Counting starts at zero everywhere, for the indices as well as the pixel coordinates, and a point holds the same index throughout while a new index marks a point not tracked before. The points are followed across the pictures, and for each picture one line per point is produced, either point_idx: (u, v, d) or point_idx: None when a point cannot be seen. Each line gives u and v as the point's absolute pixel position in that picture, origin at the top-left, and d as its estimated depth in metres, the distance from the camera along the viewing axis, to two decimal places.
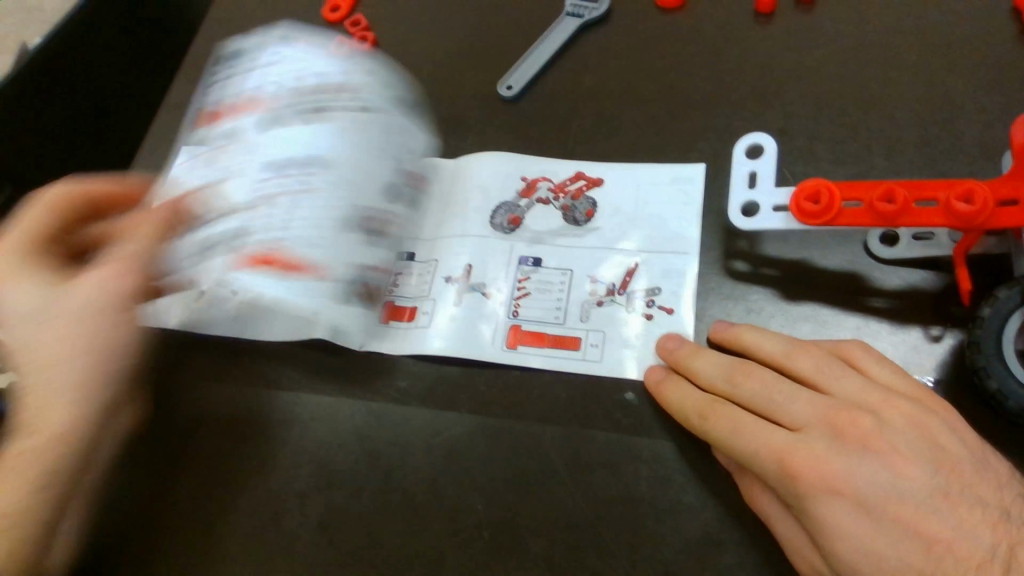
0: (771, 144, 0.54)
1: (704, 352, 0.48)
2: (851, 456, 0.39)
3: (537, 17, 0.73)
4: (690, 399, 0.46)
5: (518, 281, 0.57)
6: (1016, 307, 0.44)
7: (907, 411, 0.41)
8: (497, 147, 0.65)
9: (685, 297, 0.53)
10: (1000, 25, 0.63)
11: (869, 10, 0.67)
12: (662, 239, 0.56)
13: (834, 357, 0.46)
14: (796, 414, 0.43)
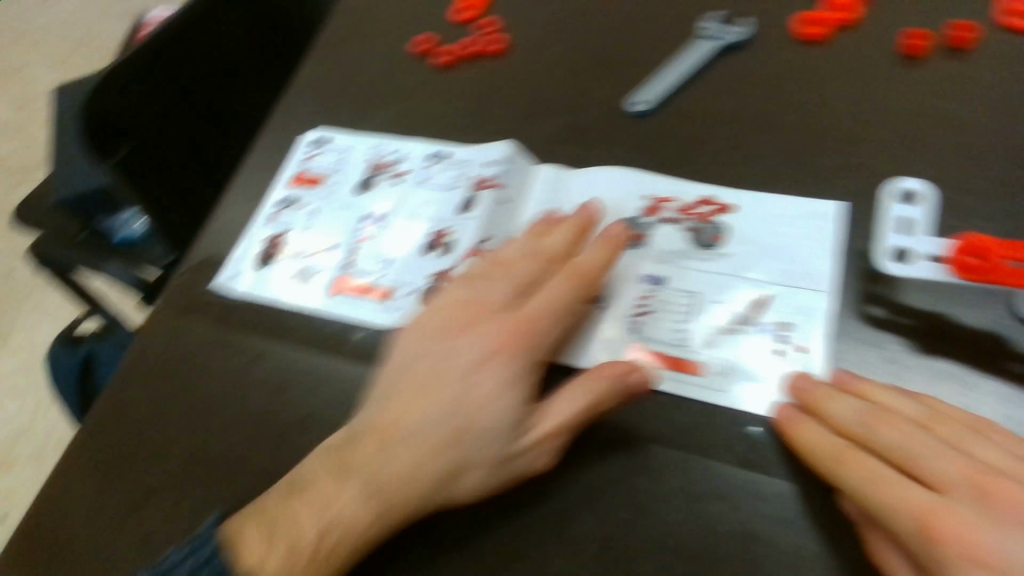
0: (928, 193, 0.55)
1: (839, 397, 0.46)
2: (998, 526, 0.37)
3: (676, 36, 0.72)
4: (823, 440, 0.45)
5: (640, 298, 0.56)
6: None
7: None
8: (627, 160, 0.65)
9: (819, 334, 0.52)
10: None
11: None
12: (795, 272, 0.54)
13: (978, 426, 0.44)
14: (936, 472, 0.40)
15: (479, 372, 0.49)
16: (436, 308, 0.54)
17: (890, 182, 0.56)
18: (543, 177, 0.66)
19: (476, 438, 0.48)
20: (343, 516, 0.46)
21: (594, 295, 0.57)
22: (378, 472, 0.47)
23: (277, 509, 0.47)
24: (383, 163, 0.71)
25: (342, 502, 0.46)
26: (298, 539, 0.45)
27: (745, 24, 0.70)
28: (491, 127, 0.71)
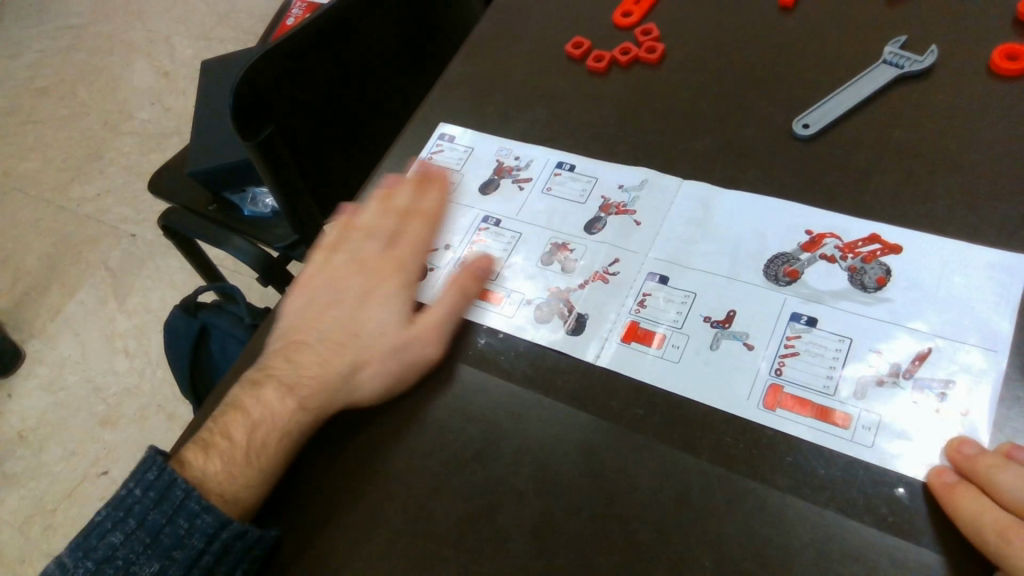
0: None
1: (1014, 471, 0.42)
2: None
3: (847, 61, 0.68)
4: (991, 515, 0.41)
5: (787, 338, 0.52)
6: None
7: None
8: (780, 187, 0.61)
9: (986, 396, 0.47)
10: None
11: None
12: (963, 328, 0.50)
13: None
14: None
15: (384, 304, 0.60)
16: (342, 268, 0.63)
17: None
18: (685, 197, 0.63)
19: (362, 356, 0.57)
20: (263, 415, 0.55)
21: (728, 325, 0.54)
22: (289, 376, 0.57)
23: (217, 432, 0.55)
24: (506, 166, 0.71)
25: (262, 428, 0.54)
26: (235, 446, 0.54)
27: (929, 53, 0.66)
28: (637, 139, 0.69)
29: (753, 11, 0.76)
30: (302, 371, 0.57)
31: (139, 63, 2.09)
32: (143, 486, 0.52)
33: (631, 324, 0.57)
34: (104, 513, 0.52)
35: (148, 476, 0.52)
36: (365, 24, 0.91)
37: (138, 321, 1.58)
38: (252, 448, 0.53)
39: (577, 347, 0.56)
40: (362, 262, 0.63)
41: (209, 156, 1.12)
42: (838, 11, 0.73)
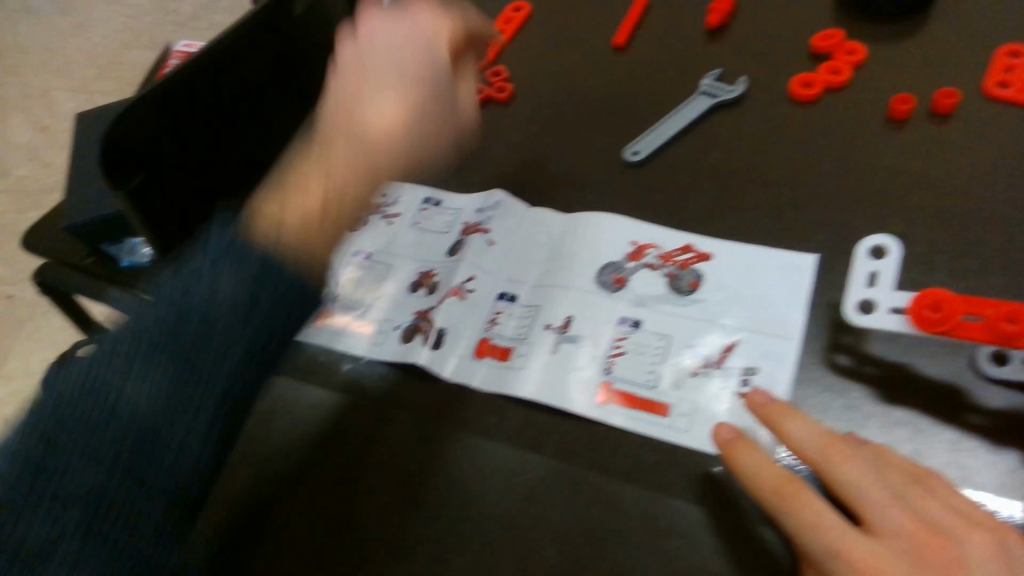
0: (894, 247, 0.54)
1: (793, 431, 0.46)
2: None
3: (672, 94, 0.76)
4: (770, 473, 0.45)
5: (615, 339, 0.58)
6: None
7: (990, 535, 0.41)
8: (614, 208, 0.67)
9: (781, 377, 0.54)
10: None
11: (1004, 131, 0.66)
12: (763, 319, 0.57)
13: (917, 472, 0.45)
14: (878, 519, 0.42)
15: (350, 191, 0.62)
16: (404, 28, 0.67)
17: (866, 238, 0.56)
18: (532, 221, 0.68)
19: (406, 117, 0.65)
20: (348, 174, 0.62)
21: (565, 333, 0.59)
22: (309, 226, 0.61)
23: (274, 196, 0.61)
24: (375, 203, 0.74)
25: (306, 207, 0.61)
26: (327, 166, 0.62)
27: (739, 82, 0.74)
28: (489, 171, 0.74)
29: (590, 52, 0.83)
30: (311, 234, 0.62)
31: (11, 118, 2.02)
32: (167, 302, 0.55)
33: (483, 340, 0.61)
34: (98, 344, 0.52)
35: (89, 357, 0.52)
36: (231, 70, 0.93)
37: (14, 386, 1.51)
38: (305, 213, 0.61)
39: (433, 364, 0.60)
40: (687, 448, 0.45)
41: (81, 209, 1.11)
42: (663, 50, 0.81)
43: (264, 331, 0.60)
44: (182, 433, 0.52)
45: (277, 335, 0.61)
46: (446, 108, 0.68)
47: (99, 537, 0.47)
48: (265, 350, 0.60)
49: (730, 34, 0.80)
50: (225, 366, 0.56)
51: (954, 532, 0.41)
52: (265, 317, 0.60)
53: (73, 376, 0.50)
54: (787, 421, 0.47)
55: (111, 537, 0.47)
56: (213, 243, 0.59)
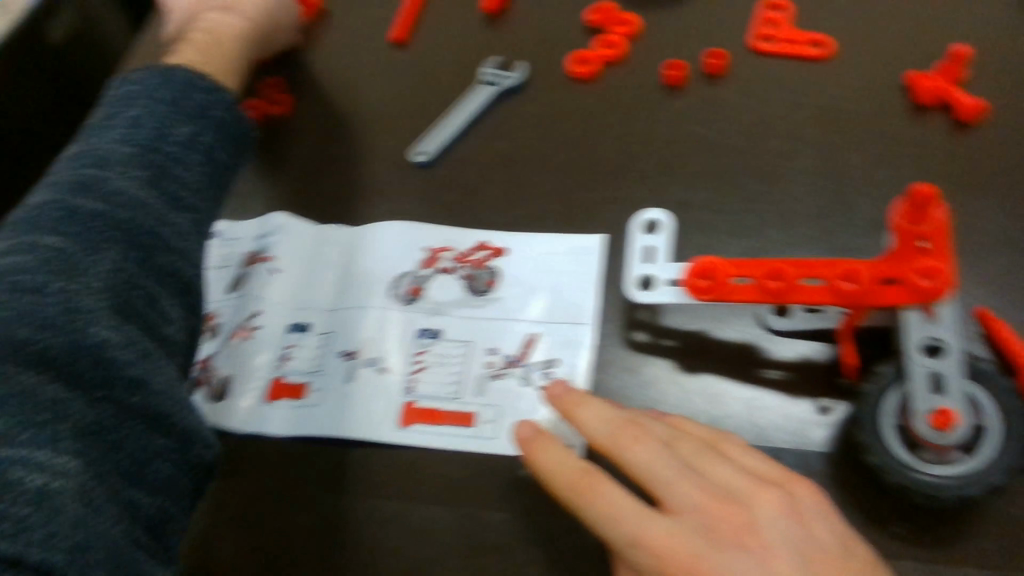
0: (668, 221, 0.58)
1: (586, 419, 0.45)
2: (724, 551, 0.39)
3: (454, 84, 0.73)
4: (569, 468, 0.43)
5: (415, 354, 0.56)
6: (888, 385, 0.46)
7: (776, 493, 0.42)
8: (404, 213, 0.65)
9: (581, 366, 0.54)
10: (895, 98, 0.63)
11: (773, 78, 0.66)
12: (560, 308, 0.56)
13: (708, 441, 0.45)
14: (673, 496, 0.41)
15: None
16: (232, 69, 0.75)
17: (639, 214, 0.60)
18: (319, 239, 0.64)
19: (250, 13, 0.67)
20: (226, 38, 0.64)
21: (365, 358, 0.56)
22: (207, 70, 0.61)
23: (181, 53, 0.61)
24: None
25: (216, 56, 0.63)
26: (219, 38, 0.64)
27: (521, 66, 0.73)
28: (271, 190, 0.69)
29: (368, 46, 0.79)
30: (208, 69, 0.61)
31: None
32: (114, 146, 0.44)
33: (276, 380, 0.56)
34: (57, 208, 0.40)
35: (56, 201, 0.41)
36: None
37: None
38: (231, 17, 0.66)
39: (226, 416, 0.55)
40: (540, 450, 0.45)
41: None
42: (442, 39, 0.77)
43: (202, 136, 0.48)
44: (174, 233, 0.43)
45: (229, 137, 0.51)
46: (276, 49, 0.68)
47: (131, 333, 0.38)
48: (189, 149, 0.47)
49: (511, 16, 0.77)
50: (196, 172, 0.47)
51: (747, 501, 0.41)
52: (225, 141, 0.50)
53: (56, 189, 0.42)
54: (579, 410, 0.46)
55: (122, 457, 0.36)
56: (159, 95, 0.49)
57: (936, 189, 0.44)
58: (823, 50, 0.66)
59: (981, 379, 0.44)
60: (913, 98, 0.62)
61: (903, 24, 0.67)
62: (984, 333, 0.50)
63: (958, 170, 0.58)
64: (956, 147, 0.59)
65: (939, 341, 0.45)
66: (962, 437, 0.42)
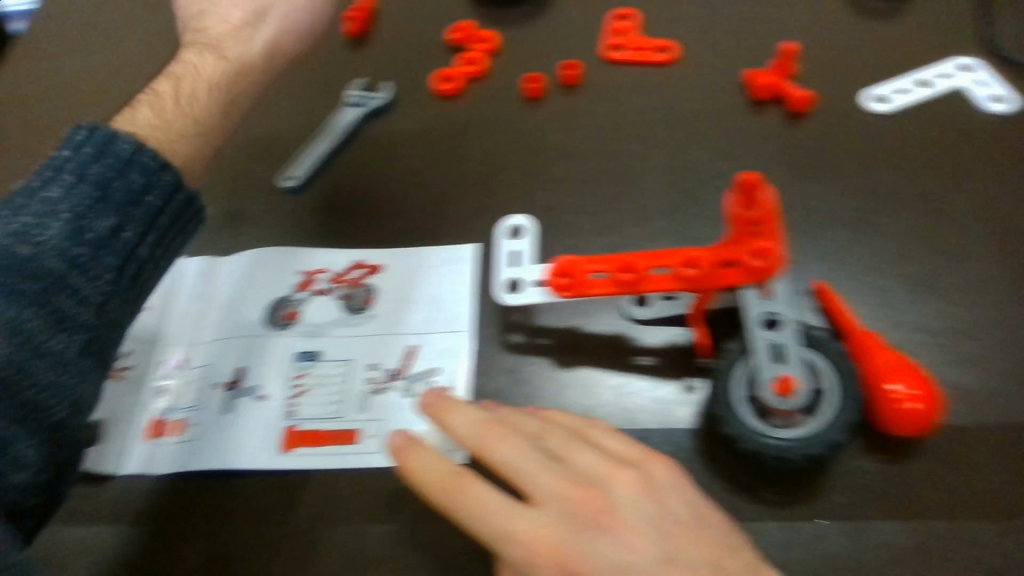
0: (529, 225, 0.60)
1: (459, 425, 0.48)
2: (586, 534, 0.43)
3: (322, 106, 0.74)
4: (441, 472, 0.46)
5: (295, 378, 0.56)
6: (737, 357, 0.50)
7: (635, 475, 0.46)
8: (277, 238, 0.64)
9: (461, 373, 0.55)
10: (734, 97, 0.67)
11: (625, 84, 0.70)
12: (437, 319, 0.58)
13: (575, 432, 0.49)
14: (539, 487, 0.45)
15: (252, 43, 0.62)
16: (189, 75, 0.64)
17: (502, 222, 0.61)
18: (192, 272, 0.63)
19: (232, 56, 0.61)
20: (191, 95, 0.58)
21: (242, 387, 0.56)
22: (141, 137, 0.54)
23: (127, 115, 0.55)
24: None
25: (195, 112, 0.57)
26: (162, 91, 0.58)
27: (387, 87, 0.74)
28: None
29: None
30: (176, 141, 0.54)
31: None
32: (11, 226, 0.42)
33: (154, 418, 0.56)
34: None
35: None
36: None
37: None
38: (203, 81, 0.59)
39: (100, 460, 0.54)
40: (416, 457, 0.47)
41: None
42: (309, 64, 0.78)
43: (122, 232, 0.46)
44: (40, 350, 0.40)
45: (156, 230, 0.49)
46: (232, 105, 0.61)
47: None
48: (103, 251, 0.45)
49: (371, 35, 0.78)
50: (104, 275, 0.45)
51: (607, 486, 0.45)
52: (149, 235, 0.48)
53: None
54: (452, 417, 0.49)
55: None
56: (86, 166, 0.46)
57: (757, 177, 0.49)
58: (668, 57, 0.71)
59: (815, 346, 0.49)
60: (750, 95, 0.67)
61: (742, 29, 0.72)
62: (819, 305, 0.55)
63: (794, 155, 0.63)
64: (793, 139, 0.64)
65: (775, 314, 0.49)
66: (801, 400, 0.47)
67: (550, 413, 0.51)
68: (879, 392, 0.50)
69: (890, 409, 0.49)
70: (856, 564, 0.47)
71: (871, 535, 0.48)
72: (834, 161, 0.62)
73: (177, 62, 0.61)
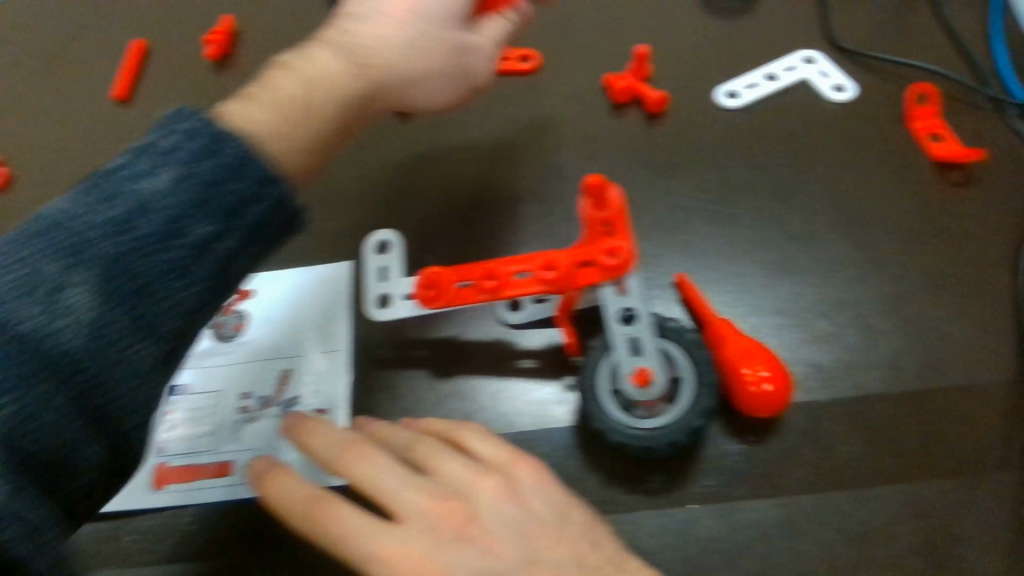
0: (396, 240, 0.59)
1: (319, 446, 0.51)
2: (447, 547, 0.46)
3: None
4: (303, 496, 0.48)
5: (165, 413, 0.55)
6: (602, 354, 0.52)
7: (500, 480, 0.50)
8: None
9: (336, 394, 0.55)
10: (598, 101, 0.69)
11: (493, 93, 0.71)
12: (311, 340, 0.58)
13: (444, 438, 0.53)
14: (401, 504, 0.48)
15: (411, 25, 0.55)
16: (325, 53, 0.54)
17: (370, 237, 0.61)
18: None
19: (359, 56, 0.53)
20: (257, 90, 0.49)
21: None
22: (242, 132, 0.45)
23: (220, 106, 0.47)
24: None
25: (310, 124, 0.49)
26: (282, 88, 0.49)
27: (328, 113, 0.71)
28: None
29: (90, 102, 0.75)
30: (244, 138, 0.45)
31: None
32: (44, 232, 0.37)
33: None
34: None
35: None
36: None
37: None
38: (302, 64, 0.51)
39: None
40: (277, 484, 0.49)
41: None
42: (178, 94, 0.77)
43: (224, 243, 0.41)
44: None
45: (260, 241, 0.43)
46: (377, 104, 0.54)
47: None
48: (176, 276, 0.39)
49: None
50: (191, 291, 0.39)
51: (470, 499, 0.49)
52: (252, 245, 0.42)
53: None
54: (314, 438, 0.51)
55: None
56: (189, 151, 0.41)
57: (603, 177, 0.51)
58: (535, 66, 0.72)
59: (670, 336, 0.51)
60: (613, 98, 0.68)
61: (604, 33, 0.74)
62: (682, 297, 0.57)
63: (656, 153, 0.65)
64: (654, 138, 0.66)
65: (631, 309, 0.51)
66: (662, 389, 0.49)
67: (418, 421, 0.54)
68: (736, 376, 0.52)
69: (745, 393, 0.51)
70: (727, 547, 0.49)
71: (740, 517, 0.50)
72: (694, 157, 0.64)
73: (300, 51, 0.53)
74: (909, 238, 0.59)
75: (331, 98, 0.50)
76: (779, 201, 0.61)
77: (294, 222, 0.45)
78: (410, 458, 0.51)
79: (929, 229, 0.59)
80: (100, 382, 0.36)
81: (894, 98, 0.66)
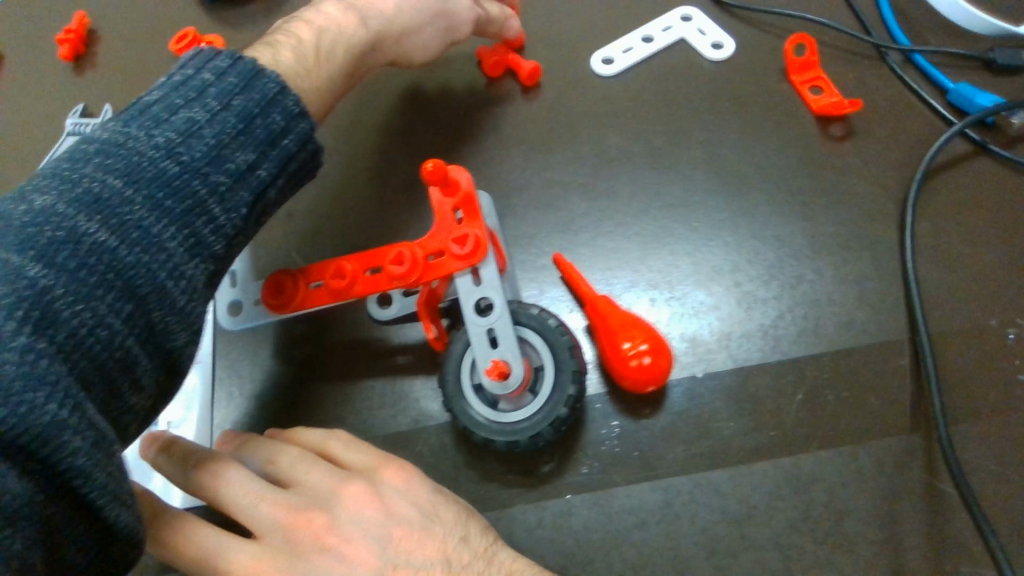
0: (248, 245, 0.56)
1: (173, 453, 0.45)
2: (302, 562, 0.42)
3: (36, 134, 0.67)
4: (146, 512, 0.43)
5: None
6: (464, 346, 0.49)
7: (364, 485, 0.45)
8: None
9: (190, 417, 0.53)
10: (472, 77, 0.66)
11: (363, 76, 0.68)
12: None
13: (312, 444, 0.48)
14: (256, 518, 0.43)
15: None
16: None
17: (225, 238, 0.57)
18: None
19: (371, 24, 0.56)
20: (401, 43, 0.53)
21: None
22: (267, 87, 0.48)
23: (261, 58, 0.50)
24: None
25: (308, 83, 0.50)
26: (301, 36, 0.52)
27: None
28: None
29: None
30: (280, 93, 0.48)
31: None
32: (179, 132, 0.40)
33: None
34: (48, 201, 0.34)
35: (76, 169, 0.36)
36: None
37: None
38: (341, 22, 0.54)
39: None
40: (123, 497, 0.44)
41: None
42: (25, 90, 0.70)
43: (258, 171, 0.42)
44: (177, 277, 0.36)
45: (286, 176, 0.45)
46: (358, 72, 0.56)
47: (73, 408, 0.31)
48: (213, 201, 0.39)
49: (98, 40, 0.71)
50: (239, 211, 0.41)
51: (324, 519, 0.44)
52: (282, 179, 0.44)
53: (21, 229, 0.33)
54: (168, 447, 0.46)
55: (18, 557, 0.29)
56: (223, 84, 0.43)
57: (444, 162, 0.47)
58: None
59: (528, 324, 0.49)
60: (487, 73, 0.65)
61: None
62: (562, 277, 0.54)
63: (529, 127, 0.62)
64: (529, 114, 0.63)
65: (486, 298, 0.48)
66: (520, 380, 0.46)
67: (269, 430, 0.50)
68: (616, 353, 0.49)
69: (625, 369, 0.48)
70: (603, 535, 0.47)
71: (617, 503, 0.48)
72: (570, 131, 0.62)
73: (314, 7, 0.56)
74: (793, 198, 0.57)
75: (339, 59, 0.53)
76: (658, 169, 0.59)
77: (311, 166, 0.47)
78: (272, 469, 0.46)
79: (811, 187, 0.57)
80: (157, 294, 0.35)
81: (774, 54, 0.63)
